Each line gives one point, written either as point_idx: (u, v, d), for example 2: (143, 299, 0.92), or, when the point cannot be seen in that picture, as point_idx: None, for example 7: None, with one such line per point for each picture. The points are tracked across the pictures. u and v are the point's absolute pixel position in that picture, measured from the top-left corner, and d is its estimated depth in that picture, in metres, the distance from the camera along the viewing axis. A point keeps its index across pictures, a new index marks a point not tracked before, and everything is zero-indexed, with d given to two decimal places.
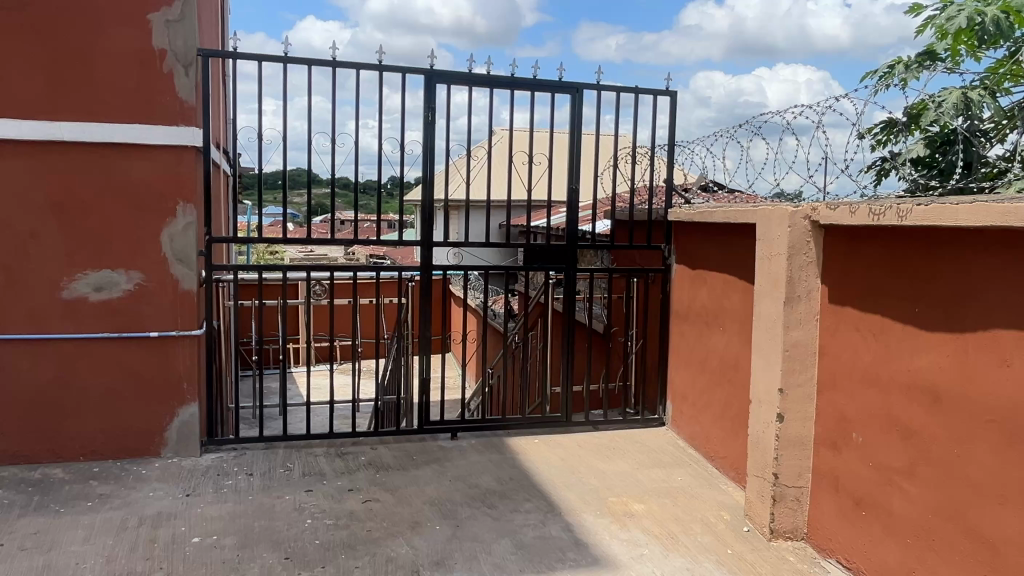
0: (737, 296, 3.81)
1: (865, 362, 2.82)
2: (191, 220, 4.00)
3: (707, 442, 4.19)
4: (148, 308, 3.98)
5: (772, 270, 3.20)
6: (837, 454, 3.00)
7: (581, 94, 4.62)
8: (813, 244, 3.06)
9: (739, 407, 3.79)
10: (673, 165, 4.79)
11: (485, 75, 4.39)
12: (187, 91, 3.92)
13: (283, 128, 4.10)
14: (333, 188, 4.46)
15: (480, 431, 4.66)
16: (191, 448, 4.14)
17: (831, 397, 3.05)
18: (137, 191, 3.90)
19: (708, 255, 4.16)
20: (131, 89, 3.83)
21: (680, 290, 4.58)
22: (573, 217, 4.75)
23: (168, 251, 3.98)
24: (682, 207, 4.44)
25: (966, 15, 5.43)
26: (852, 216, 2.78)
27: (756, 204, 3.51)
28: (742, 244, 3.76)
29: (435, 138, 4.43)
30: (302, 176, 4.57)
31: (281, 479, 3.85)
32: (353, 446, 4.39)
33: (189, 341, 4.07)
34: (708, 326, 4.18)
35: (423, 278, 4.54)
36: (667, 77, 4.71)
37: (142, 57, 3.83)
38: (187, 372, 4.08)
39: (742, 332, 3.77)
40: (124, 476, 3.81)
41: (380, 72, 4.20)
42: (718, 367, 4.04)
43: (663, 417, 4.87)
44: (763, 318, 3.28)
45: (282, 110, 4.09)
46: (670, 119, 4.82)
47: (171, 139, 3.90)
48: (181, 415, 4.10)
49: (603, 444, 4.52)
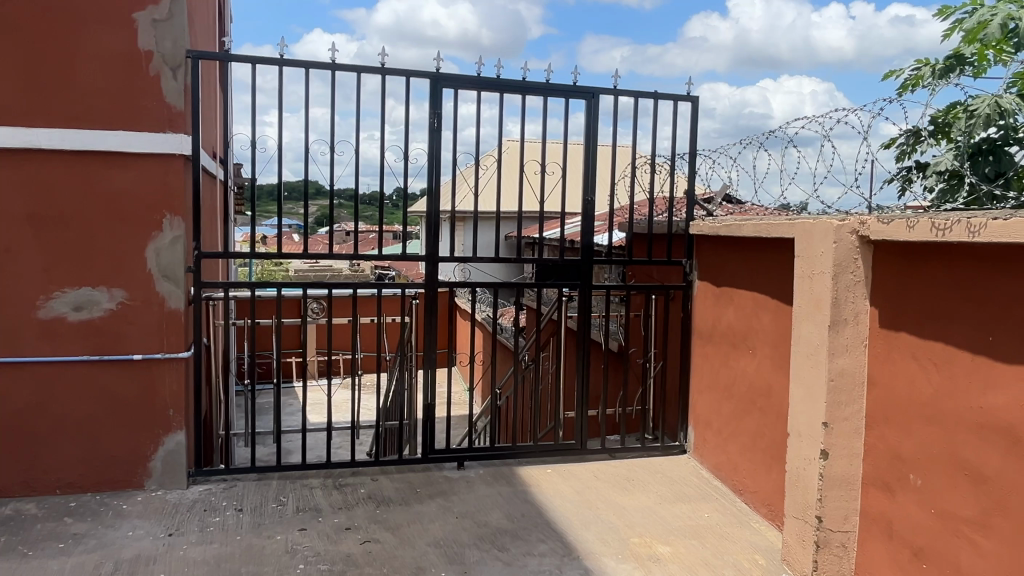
0: (768, 318, 3.51)
1: (926, 395, 2.50)
2: (179, 234, 3.72)
3: (736, 474, 3.87)
4: (133, 328, 3.69)
5: (813, 290, 2.90)
6: (891, 497, 2.68)
7: (597, 99, 4.34)
8: (861, 261, 2.76)
9: (772, 438, 3.48)
10: (695, 175, 4.50)
11: (495, 79, 4.11)
12: (174, 95, 3.64)
13: (278, 139, 3.82)
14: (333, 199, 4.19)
15: (488, 460, 4.34)
16: (178, 479, 3.83)
17: (882, 433, 2.73)
18: (120, 204, 3.62)
19: (735, 271, 3.86)
20: (114, 93, 3.56)
21: (704, 308, 4.27)
22: (588, 230, 4.45)
23: (154, 267, 3.70)
24: (705, 221, 4.15)
25: (1000, 21, 5.09)
26: (909, 231, 2.47)
27: (792, 216, 3.21)
28: (773, 259, 3.47)
29: (441, 147, 4.14)
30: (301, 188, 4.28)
31: (274, 515, 3.55)
32: (353, 477, 4.08)
33: (176, 364, 3.77)
34: (735, 348, 3.88)
35: (427, 295, 4.23)
36: (688, 81, 4.44)
37: (125, 59, 3.56)
38: (173, 398, 3.78)
39: (774, 355, 3.46)
40: (102, 511, 3.51)
41: (382, 76, 3.93)
42: (748, 393, 3.73)
43: (684, 445, 4.55)
44: (804, 343, 2.97)
45: (277, 120, 3.83)
46: (692, 127, 4.54)
47: (157, 147, 3.63)
48: (167, 444, 3.80)
49: (621, 474, 4.20)
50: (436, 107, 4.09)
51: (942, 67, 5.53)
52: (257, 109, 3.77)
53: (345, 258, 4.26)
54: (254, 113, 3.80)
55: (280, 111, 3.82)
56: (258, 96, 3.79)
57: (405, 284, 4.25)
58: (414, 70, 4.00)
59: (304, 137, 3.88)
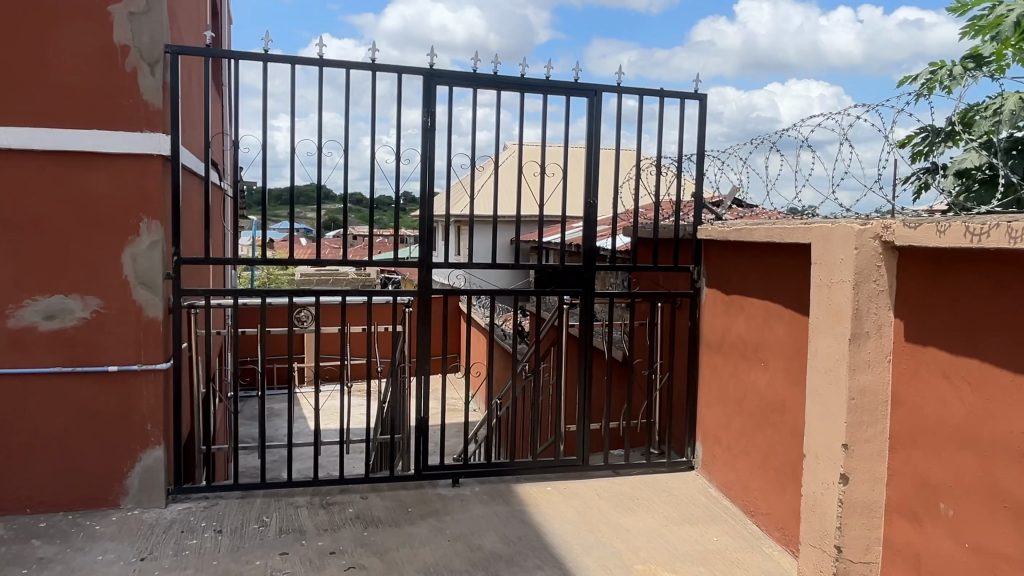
0: (782, 329, 3.28)
1: (957, 417, 2.27)
2: (157, 239, 3.52)
3: (746, 494, 3.65)
4: (108, 338, 3.50)
5: (832, 299, 2.68)
6: (918, 528, 2.45)
7: (600, 97, 4.12)
8: (884, 269, 2.54)
9: (786, 457, 3.25)
10: (703, 176, 4.28)
11: (492, 76, 3.90)
12: (152, 93, 3.45)
13: (288, 144, 3.69)
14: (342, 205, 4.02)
15: (484, 477, 4.12)
16: (156, 498, 3.63)
17: (907, 456, 2.51)
18: (95, 207, 3.43)
19: (746, 278, 3.64)
20: (89, 89, 3.37)
21: (712, 317, 4.05)
22: (591, 235, 4.22)
23: (130, 274, 3.50)
24: (713, 225, 3.93)
25: (1015, 17, 4.82)
26: (939, 237, 2.25)
27: (808, 221, 3.00)
28: (786, 266, 3.24)
29: (435, 148, 3.94)
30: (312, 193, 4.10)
31: (254, 538, 3.34)
32: (341, 495, 3.87)
33: (153, 376, 3.57)
34: (746, 359, 3.65)
35: (419, 302, 4.03)
36: (696, 79, 4.22)
37: (100, 54, 3.37)
38: (151, 413, 3.58)
39: (787, 368, 3.24)
40: (73, 533, 3.31)
41: (373, 73, 3.73)
42: (759, 409, 3.51)
43: (692, 460, 4.32)
44: (821, 357, 2.75)
45: (288, 124, 3.71)
46: (700, 126, 4.32)
47: (134, 147, 3.43)
48: (144, 460, 3.60)
49: (625, 493, 3.97)
50: (430, 105, 3.89)
51: (960, 67, 5.29)
52: (261, 114, 3.65)
53: (337, 263, 4.04)
54: (266, 117, 3.67)
55: (291, 115, 3.70)
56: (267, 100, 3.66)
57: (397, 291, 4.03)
58: (406, 66, 3.79)
59: (291, 137, 3.69)
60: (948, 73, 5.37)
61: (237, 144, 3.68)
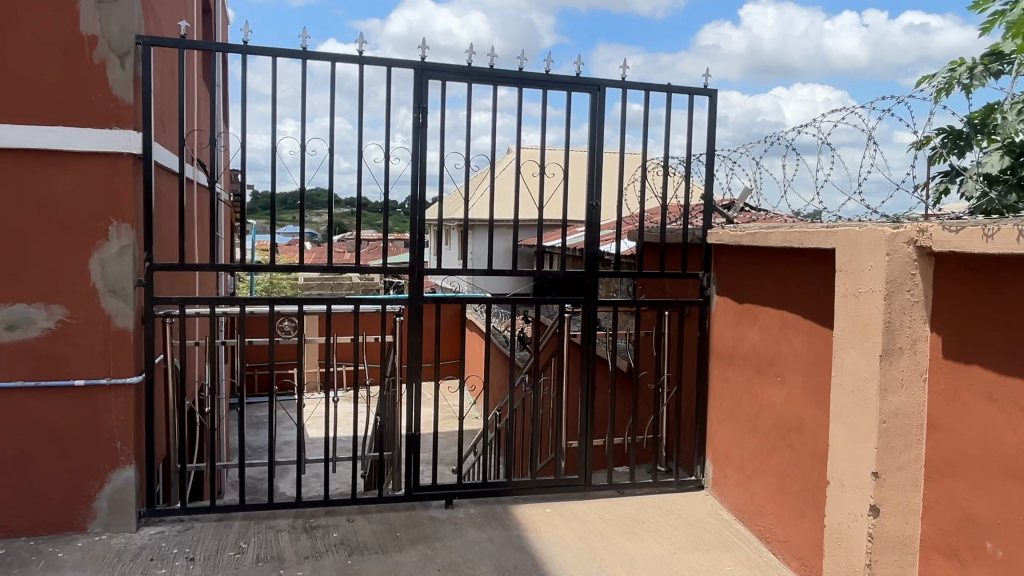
0: (800, 341, 3.02)
1: (1006, 445, 2.01)
2: (127, 243, 3.28)
3: (762, 518, 3.38)
4: (74, 350, 3.26)
5: (859, 311, 2.42)
6: (959, 567, 2.19)
7: (603, 92, 3.87)
8: (919, 278, 2.28)
9: (805, 481, 3.00)
10: (712, 177, 4.02)
11: (486, 69, 3.65)
12: (122, 87, 3.21)
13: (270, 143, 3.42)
14: (328, 210, 3.76)
15: (480, 498, 3.86)
16: (126, 522, 3.39)
17: (947, 487, 2.24)
18: (60, 210, 3.20)
19: (760, 286, 3.38)
20: (54, 83, 3.14)
21: (723, 326, 3.79)
22: (594, 239, 3.95)
23: (99, 281, 3.26)
24: (725, 228, 3.68)
25: None
26: (986, 243, 1.99)
27: (832, 224, 2.74)
28: (803, 274, 2.98)
29: (427, 147, 3.69)
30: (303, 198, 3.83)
31: (228, 567, 3.10)
32: (326, 517, 3.62)
33: (124, 391, 3.33)
34: (760, 373, 3.39)
35: (411, 310, 3.77)
36: (706, 73, 3.96)
37: (66, 45, 3.14)
38: (121, 429, 3.34)
39: (806, 384, 2.99)
40: (32, 562, 3.07)
41: (360, 66, 3.47)
42: (775, 427, 3.25)
43: (702, 480, 4.05)
44: (846, 374, 2.49)
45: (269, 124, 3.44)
46: (710, 123, 4.06)
47: (102, 144, 3.19)
48: (113, 480, 3.35)
49: (630, 515, 3.71)
50: (421, 100, 3.64)
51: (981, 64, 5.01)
52: (242, 112, 3.36)
53: (322, 270, 3.78)
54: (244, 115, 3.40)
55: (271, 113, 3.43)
56: (245, 96, 3.37)
57: (387, 299, 3.77)
58: (395, 58, 3.54)
59: (272, 136, 3.43)
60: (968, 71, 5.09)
61: (215, 143, 3.43)
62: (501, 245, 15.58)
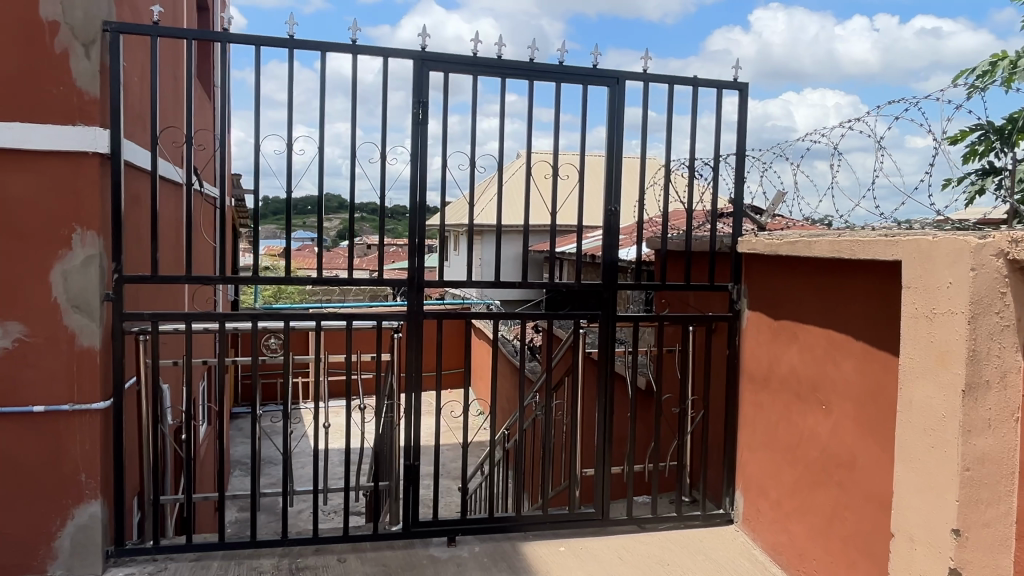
0: (852, 366, 2.64)
1: None
2: (93, 253, 2.94)
3: (803, 563, 3.00)
4: (33, 373, 2.92)
5: (933, 336, 2.04)
6: None
7: (622, 85, 3.50)
8: (1011, 298, 1.91)
9: (858, 525, 2.61)
10: (743, 179, 3.64)
11: (492, 60, 3.29)
12: (87, 79, 2.87)
13: (251, 141, 3.06)
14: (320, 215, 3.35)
15: (486, 534, 3.49)
16: (91, 563, 3.04)
17: None
18: (16, 215, 2.85)
19: (802, 301, 3.00)
20: (12, 75, 2.80)
21: (756, 345, 3.41)
22: (613, 247, 3.57)
23: (61, 296, 2.92)
24: (759, 236, 3.31)
25: None
26: None
27: (895, 233, 2.36)
28: (858, 291, 2.61)
29: (428, 146, 3.34)
30: (305, 202, 3.46)
31: None
32: (315, 557, 3.26)
33: (89, 418, 2.98)
34: (800, 399, 3.01)
35: (410, 327, 3.41)
36: (737, 64, 3.58)
37: (23, 32, 2.80)
38: (86, 461, 2.99)
39: (859, 416, 2.61)
40: None
41: (353, 56, 3.12)
42: (818, 461, 2.87)
43: (731, 514, 3.65)
44: (917, 410, 2.10)
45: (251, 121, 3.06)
46: (741, 120, 3.68)
47: (64, 143, 2.85)
48: (77, 517, 3.01)
49: (654, 555, 3.33)
50: (421, 94, 3.29)
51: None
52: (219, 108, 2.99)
53: (311, 281, 3.42)
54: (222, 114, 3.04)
55: (253, 109, 3.06)
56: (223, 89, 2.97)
57: (384, 313, 3.40)
58: (393, 48, 3.18)
59: (254, 133, 3.06)
60: (1010, 66, 4.65)
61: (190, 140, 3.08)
62: (510, 250, 15.21)
